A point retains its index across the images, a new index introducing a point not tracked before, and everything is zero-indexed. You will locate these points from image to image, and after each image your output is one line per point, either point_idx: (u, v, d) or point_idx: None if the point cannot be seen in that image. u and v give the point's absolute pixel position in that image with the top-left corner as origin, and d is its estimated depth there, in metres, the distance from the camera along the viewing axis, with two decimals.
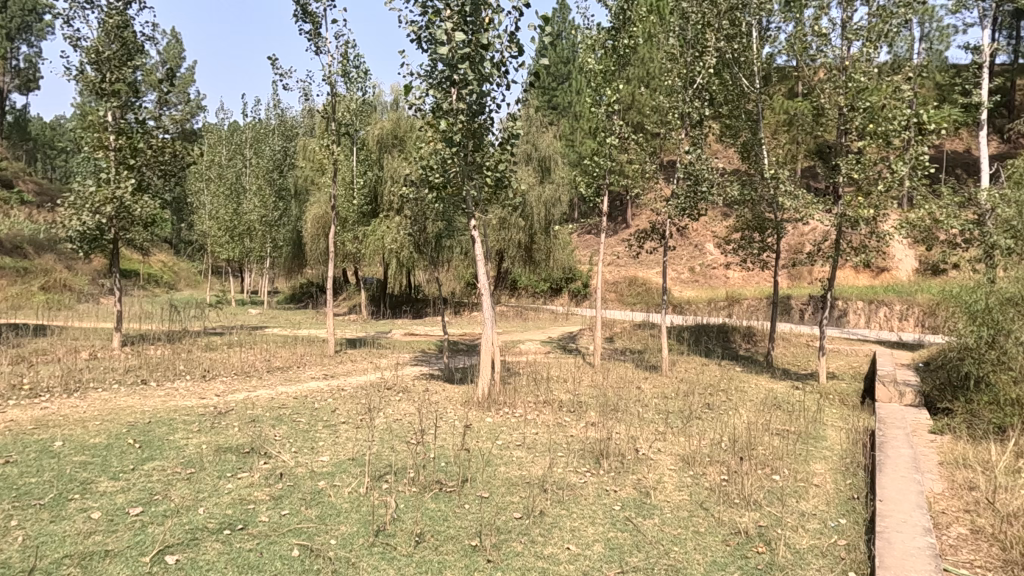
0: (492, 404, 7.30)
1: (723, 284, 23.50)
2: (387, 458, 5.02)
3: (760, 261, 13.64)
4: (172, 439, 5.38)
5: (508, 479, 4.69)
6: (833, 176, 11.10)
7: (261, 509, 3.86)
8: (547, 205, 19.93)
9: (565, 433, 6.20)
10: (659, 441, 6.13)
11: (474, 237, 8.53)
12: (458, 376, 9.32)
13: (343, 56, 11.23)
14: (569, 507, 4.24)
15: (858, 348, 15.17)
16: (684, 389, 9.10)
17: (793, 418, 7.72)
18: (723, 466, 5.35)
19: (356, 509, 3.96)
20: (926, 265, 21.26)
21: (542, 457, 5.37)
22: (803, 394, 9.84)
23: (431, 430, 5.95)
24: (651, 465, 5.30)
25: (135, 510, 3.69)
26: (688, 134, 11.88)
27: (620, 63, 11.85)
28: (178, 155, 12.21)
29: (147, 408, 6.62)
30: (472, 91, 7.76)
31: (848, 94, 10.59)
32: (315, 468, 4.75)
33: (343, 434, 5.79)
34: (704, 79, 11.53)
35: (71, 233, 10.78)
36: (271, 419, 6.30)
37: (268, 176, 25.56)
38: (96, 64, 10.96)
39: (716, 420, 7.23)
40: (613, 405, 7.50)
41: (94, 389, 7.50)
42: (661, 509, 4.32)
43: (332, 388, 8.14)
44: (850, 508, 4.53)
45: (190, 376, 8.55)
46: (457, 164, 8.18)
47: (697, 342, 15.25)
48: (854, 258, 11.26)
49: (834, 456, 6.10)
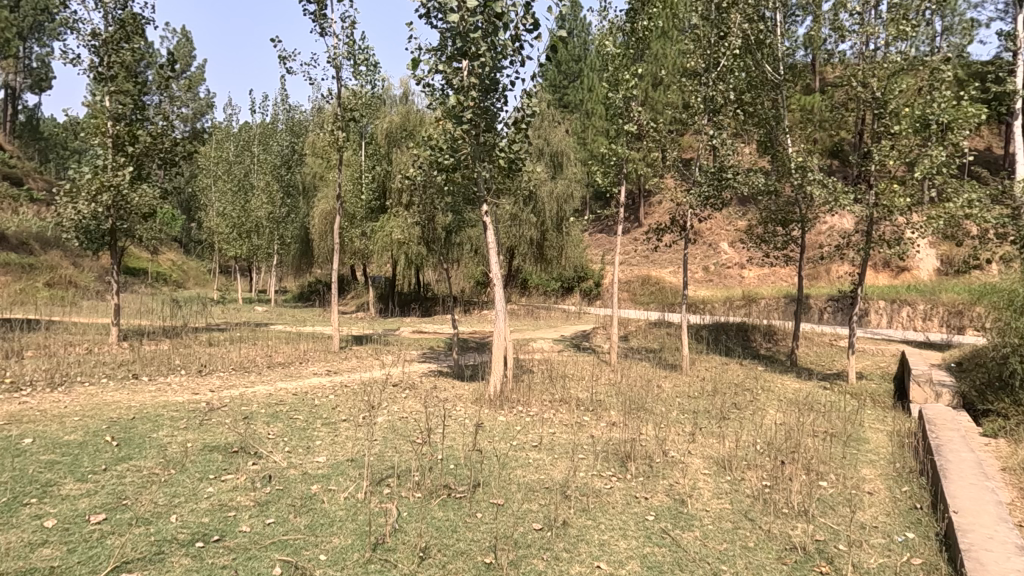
0: (504, 402, 6.79)
1: (738, 284, 22.83)
2: (390, 459, 4.53)
3: (783, 256, 13.04)
4: (155, 436, 4.89)
5: (525, 484, 4.16)
6: (864, 164, 10.48)
7: (243, 517, 3.36)
8: (559, 201, 19.43)
9: (586, 434, 5.66)
10: (690, 443, 5.58)
11: (486, 224, 7.96)
12: (467, 374, 8.80)
13: (350, 37, 10.66)
14: (596, 517, 3.70)
15: (884, 348, 14.52)
16: (708, 389, 8.54)
17: (830, 420, 7.16)
18: (763, 471, 4.84)
19: (352, 517, 3.45)
20: (949, 265, 20.51)
21: (562, 459, 4.85)
22: (835, 394, 9.23)
23: (439, 429, 5.44)
24: (683, 469, 4.77)
25: (97, 517, 3.19)
26: (710, 119, 11.06)
27: (639, 48, 11.25)
28: (180, 145, 11.79)
29: (135, 403, 6.13)
30: (484, 65, 7.23)
31: (881, 77, 10.00)
32: (309, 470, 4.25)
33: (343, 433, 5.28)
34: (728, 62, 10.75)
35: (65, 222, 10.35)
36: (266, 417, 5.80)
37: (275, 172, 25.09)
38: (94, 46, 10.60)
39: (747, 422, 6.66)
40: (636, 405, 6.96)
41: (81, 383, 7.06)
42: (701, 520, 3.79)
43: (334, 385, 7.65)
44: (916, 520, 3.99)
45: (185, 372, 8.06)
46: (467, 145, 7.70)
47: (717, 342, 14.61)
48: (887, 252, 10.64)
49: (882, 460, 5.55)
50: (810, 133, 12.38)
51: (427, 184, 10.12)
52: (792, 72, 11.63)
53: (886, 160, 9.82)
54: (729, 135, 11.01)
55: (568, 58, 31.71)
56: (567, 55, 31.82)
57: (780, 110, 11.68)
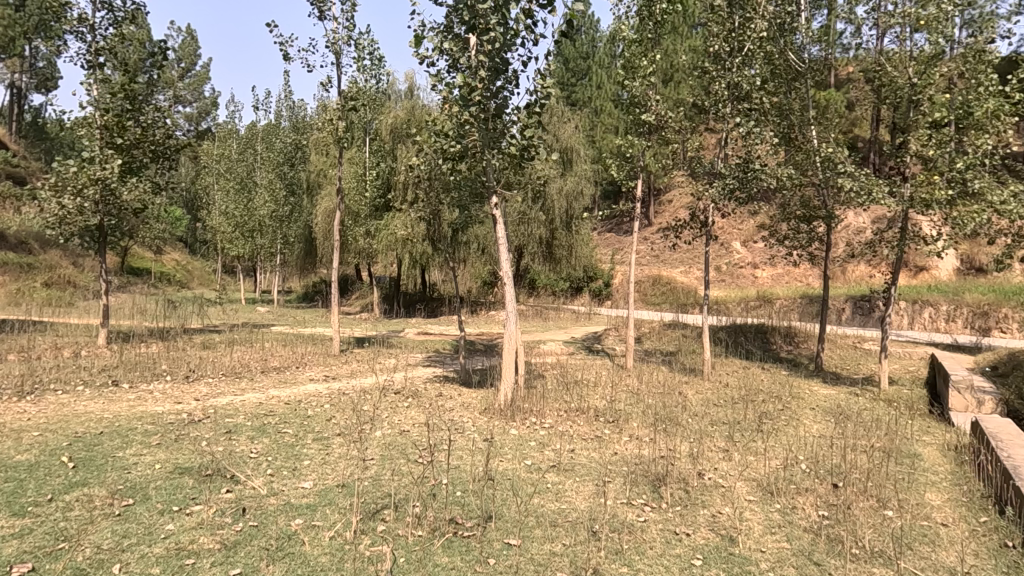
0: (514, 413, 6.17)
1: (751, 284, 22.13)
2: (388, 485, 3.92)
3: (805, 254, 12.36)
4: (121, 456, 4.27)
5: (545, 517, 3.56)
6: (899, 156, 9.78)
7: (203, 566, 2.77)
8: (568, 198, 18.76)
9: (610, 451, 5.08)
10: (725, 461, 4.98)
11: (496, 218, 7.31)
12: (476, 380, 8.18)
13: (351, 21, 10.04)
14: (632, 564, 3.10)
15: (912, 350, 13.78)
16: (734, 396, 7.89)
17: (871, 430, 6.50)
18: (816, 498, 4.22)
19: (338, 564, 2.86)
20: (969, 265, 19.71)
21: (586, 483, 4.23)
22: (867, 401, 8.56)
23: (445, 446, 4.84)
24: (724, 497, 4.15)
25: (20, 570, 2.64)
26: (735, 108, 10.25)
27: (657, 32, 10.50)
28: (174, 138, 11.19)
29: (109, 414, 5.55)
30: (495, 42, 6.67)
31: (922, 58, 9.28)
32: (293, 499, 3.64)
33: (336, 451, 4.67)
34: (754, 46, 9.92)
35: (48, 217, 9.74)
36: (252, 431, 5.19)
37: (278, 168, 24.59)
38: (82, 35, 10.13)
39: (784, 435, 6.03)
40: (660, 415, 6.34)
41: (54, 391, 6.46)
42: (757, 564, 3.20)
43: (331, 392, 7.04)
44: (1015, 569, 3.37)
45: (170, 378, 7.47)
46: (476, 130, 7.03)
47: (735, 344, 13.93)
48: (922, 248, 9.96)
49: (945, 482, 4.91)
50: (836, 125, 11.70)
51: (432, 179, 9.47)
52: (817, 62, 10.92)
53: (924, 150, 9.11)
54: (756, 123, 10.29)
55: (575, 55, 30.86)
56: (574, 52, 30.97)
57: (805, 102, 11.01)
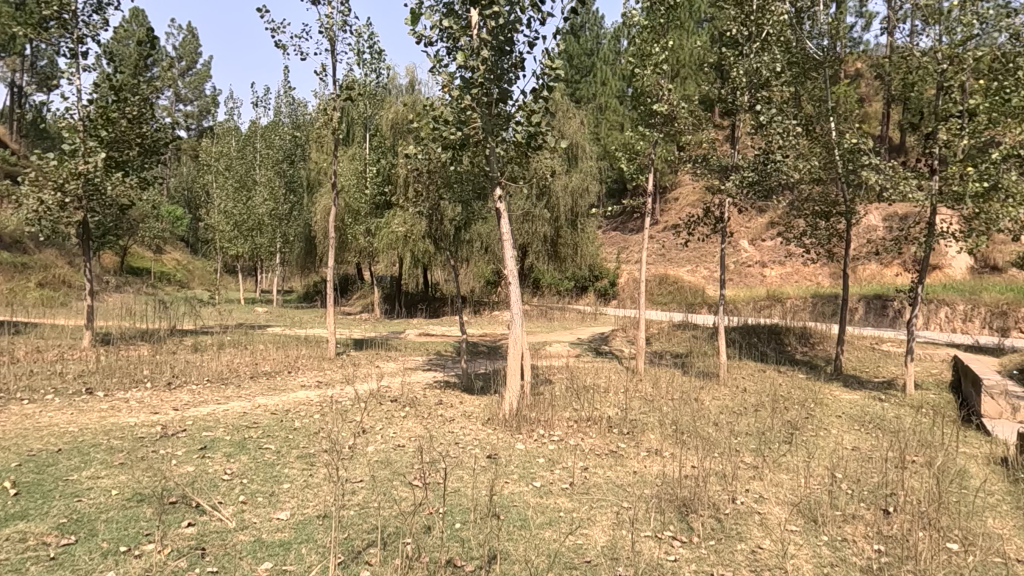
0: (521, 423, 5.64)
1: (760, 283, 21.53)
2: (377, 516, 3.39)
3: (823, 251, 11.78)
4: (74, 480, 3.75)
5: (558, 558, 3.04)
6: (927, 147, 9.16)
7: None
8: (573, 194, 18.22)
9: (626, 469, 4.56)
10: (758, 481, 4.46)
11: (500, 211, 6.75)
12: (478, 386, 7.63)
13: (346, 7, 9.50)
14: None
15: (932, 352, 13.21)
16: (753, 403, 7.35)
17: (907, 439, 5.95)
18: (867, 528, 3.69)
19: None
20: (984, 264, 19.06)
21: (602, 509, 3.72)
22: (894, 406, 8.02)
23: (446, 465, 4.35)
24: (764, 527, 3.62)
25: None
26: (753, 96, 9.62)
27: (668, 18, 9.88)
28: (161, 131, 10.67)
29: (75, 428, 5.02)
30: (498, 17, 6.16)
31: (950, 44, 8.57)
32: (264, 534, 3.12)
33: (320, 471, 4.15)
34: (773, 30, 9.31)
35: (27, 215, 9.15)
36: (229, 447, 4.67)
37: (278, 167, 25.15)
38: (64, 22, 9.62)
39: (814, 448, 5.52)
40: (680, 426, 5.82)
41: (21, 401, 5.93)
42: None
43: (323, 400, 6.50)
44: None
45: (150, 386, 6.93)
46: (478, 116, 6.47)
47: (748, 345, 13.38)
48: (950, 245, 9.40)
49: (1004, 506, 4.37)
50: (856, 116, 11.11)
51: (432, 174, 8.91)
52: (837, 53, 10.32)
53: (954, 141, 8.50)
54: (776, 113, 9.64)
55: (579, 51, 29.78)
56: (578, 48, 29.91)
57: (826, 94, 10.40)
